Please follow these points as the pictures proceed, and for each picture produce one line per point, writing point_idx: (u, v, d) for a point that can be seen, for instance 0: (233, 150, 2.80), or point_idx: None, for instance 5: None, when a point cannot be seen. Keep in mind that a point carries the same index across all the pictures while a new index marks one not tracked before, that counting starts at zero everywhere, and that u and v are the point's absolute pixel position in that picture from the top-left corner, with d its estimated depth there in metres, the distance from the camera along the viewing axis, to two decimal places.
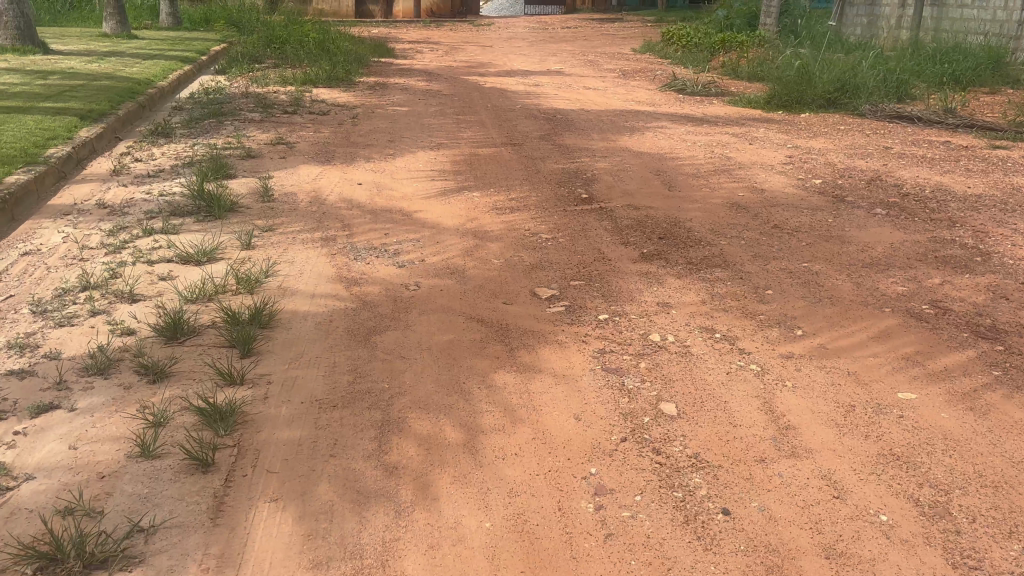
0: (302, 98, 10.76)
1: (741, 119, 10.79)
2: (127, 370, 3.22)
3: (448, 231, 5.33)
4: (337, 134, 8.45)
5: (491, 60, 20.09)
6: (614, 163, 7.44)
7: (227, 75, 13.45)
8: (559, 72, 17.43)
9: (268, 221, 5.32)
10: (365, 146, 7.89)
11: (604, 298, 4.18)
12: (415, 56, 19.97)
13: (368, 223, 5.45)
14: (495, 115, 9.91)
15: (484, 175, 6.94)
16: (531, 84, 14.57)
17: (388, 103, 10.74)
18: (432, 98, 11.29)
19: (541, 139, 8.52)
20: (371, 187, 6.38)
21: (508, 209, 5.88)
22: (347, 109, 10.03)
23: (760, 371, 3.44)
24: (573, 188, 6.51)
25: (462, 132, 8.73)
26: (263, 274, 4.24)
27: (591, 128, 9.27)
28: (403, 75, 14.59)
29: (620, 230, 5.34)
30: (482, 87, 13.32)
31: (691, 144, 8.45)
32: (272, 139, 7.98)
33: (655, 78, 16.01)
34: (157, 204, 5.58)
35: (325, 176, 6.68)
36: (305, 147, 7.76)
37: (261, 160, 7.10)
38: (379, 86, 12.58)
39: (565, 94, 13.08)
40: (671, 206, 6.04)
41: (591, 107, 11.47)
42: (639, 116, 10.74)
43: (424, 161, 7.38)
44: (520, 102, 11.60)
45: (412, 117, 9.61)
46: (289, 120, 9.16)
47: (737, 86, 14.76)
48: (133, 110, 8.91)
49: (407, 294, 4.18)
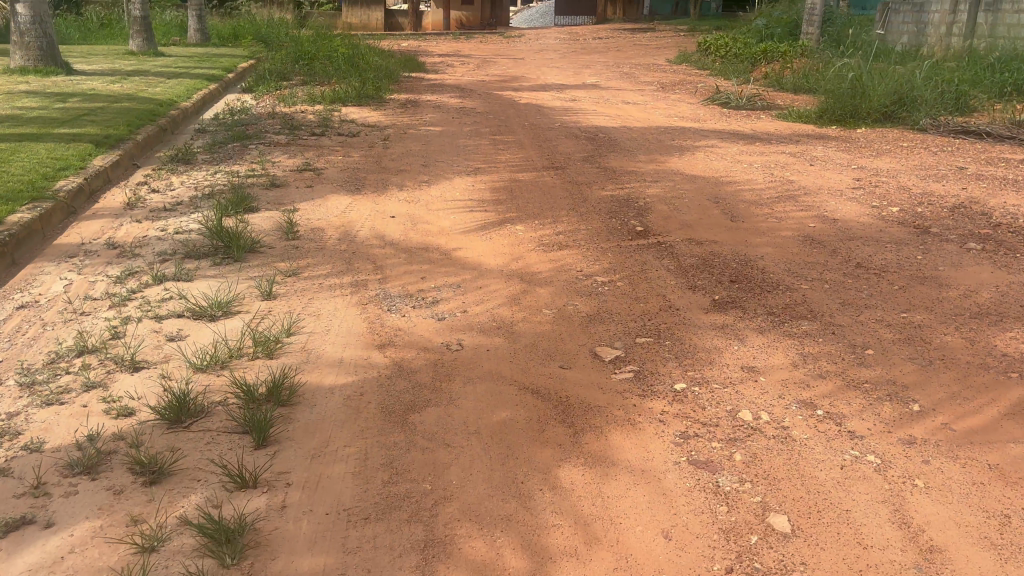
0: (331, 117, 10.30)
1: (794, 136, 10.13)
2: (120, 468, 2.72)
3: (492, 272, 4.77)
4: (367, 158, 7.95)
5: (524, 73, 19.59)
6: (667, 187, 6.84)
7: (254, 93, 13.06)
8: (595, 86, 16.87)
9: (291, 263, 4.81)
10: (396, 172, 7.38)
11: (678, 361, 3.59)
12: (446, 71, 19.53)
13: (402, 263, 4.91)
14: (533, 136, 9.36)
15: (526, 204, 6.38)
16: (567, 99, 14.00)
17: (420, 122, 10.25)
18: (466, 117, 10.77)
19: (584, 161, 7.96)
20: (404, 220, 5.84)
21: (556, 244, 5.31)
22: (378, 130, 9.55)
23: (880, 464, 2.80)
24: (625, 218, 5.93)
25: (500, 154, 8.19)
26: (283, 332, 3.72)
27: (636, 147, 8.67)
28: (435, 91, 14.11)
29: (685, 271, 4.74)
30: (517, 103, 12.79)
31: (747, 165, 7.83)
32: (299, 165, 7.50)
33: (696, 91, 15.38)
34: (170, 244, 5.10)
35: (354, 207, 6.18)
36: (333, 173, 7.28)
37: (286, 189, 6.62)
38: (410, 104, 12.09)
39: (603, 110, 12.50)
40: (736, 240, 5.43)
41: (633, 124, 10.88)
42: (685, 133, 10.13)
43: (461, 188, 6.85)
44: (558, 119, 11.04)
45: (445, 139, 9.09)
46: (317, 143, 8.69)
47: (784, 98, 14.08)
48: (154, 135, 8.49)
49: (448, 355, 3.62)
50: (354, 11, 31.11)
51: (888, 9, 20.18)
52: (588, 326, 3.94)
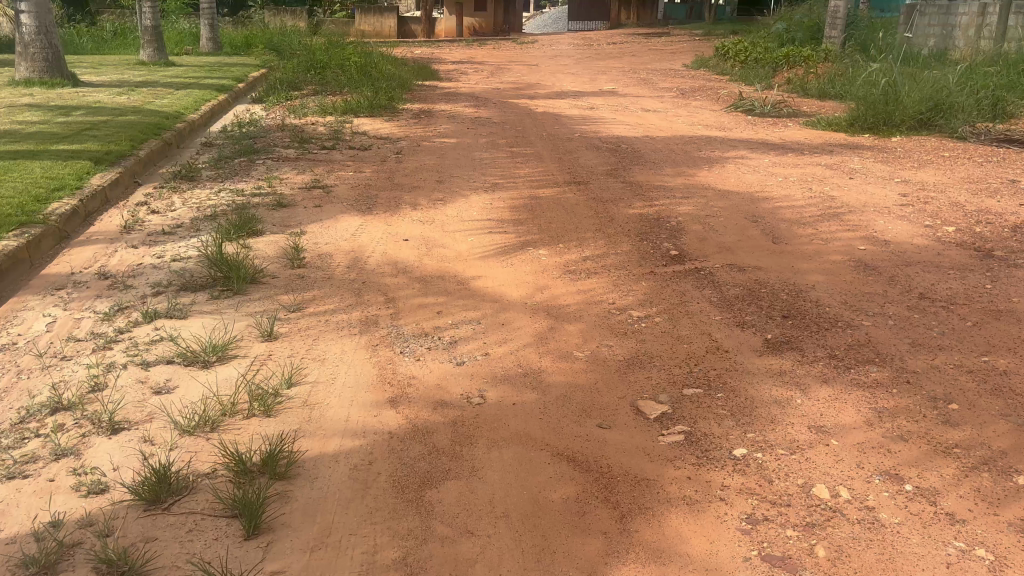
0: (342, 129, 9.88)
1: (827, 145, 9.65)
2: (84, 567, 2.27)
3: (516, 304, 4.32)
4: (379, 174, 7.53)
5: (540, 80, 19.15)
6: (700, 203, 6.37)
7: (264, 104, 12.66)
8: (612, 93, 16.41)
9: (296, 296, 4.36)
10: (410, 189, 6.95)
11: (735, 419, 3.13)
12: (460, 78, 19.12)
13: (418, 294, 4.47)
14: (553, 147, 8.91)
15: (550, 223, 5.93)
16: (585, 107, 13.55)
17: (435, 134, 9.81)
18: (482, 128, 10.33)
19: (608, 175, 7.50)
20: (418, 244, 5.40)
21: (585, 270, 4.86)
22: (390, 142, 9.13)
23: (993, 562, 2.34)
24: (658, 239, 5.47)
25: (518, 168, 7.75)
26: (283, 383, 3.27)
27: (663, 159, 8.21)
28: (449, 100, 13.68)
29: (730, 303, 4.28)
30: (534, 112, 12.35)
31: (782, 179, 7.36)
32: (308, 182, 7.08)
33: (717, 98, 14.89)
34: (166, 274, 4.66)
35: (366, 228, 5.75)
36: (343, 190, 6.85)
37: (293, 208, 6.19)
38: (424, 114, 11.67)
39: (624, 119, 12.04)
40: (782, 266, 4.97)
41: (656, 133, 10.41)
42: (712, 144, 9.65)
43: (479, 206, 6.40)
44: (577, 129, 10.59)
45: (461, 151, 8.65)
46: (327, 157, 8.26)
47: (810, 105, 13.57)
48: (157, 149, 8.08)
49: (470, 410, 3.17)
50: (366, 18, 30.75)
51: (912, 12, 19.65)
52: (627, 372, 3.49)
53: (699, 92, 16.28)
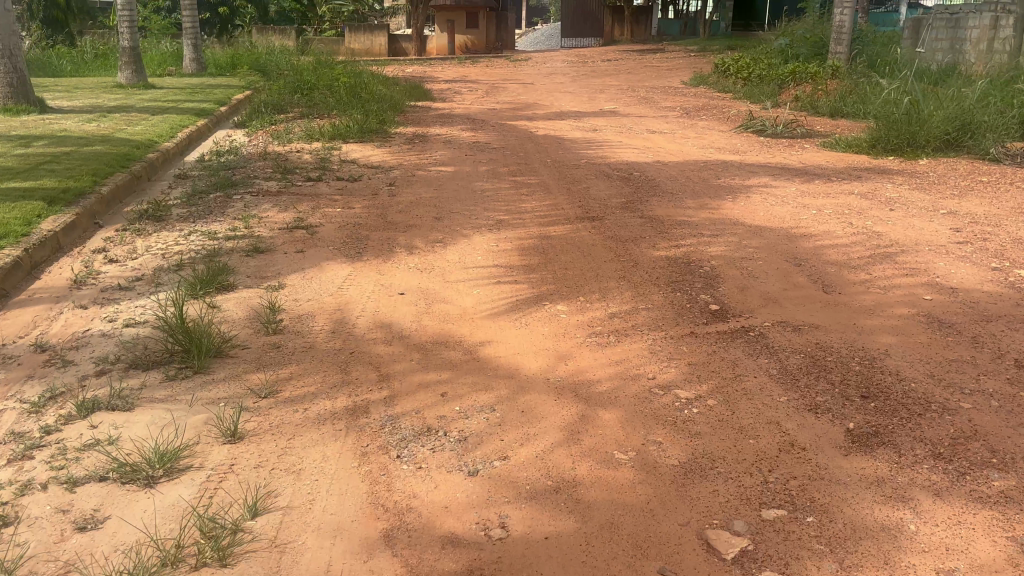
0: (329, 158, 9.17)
1: (852, 169, 8.98)
2: None
3: (535, 381, 3.59)
4: (370, 210, 6.80)
5: (537, 100, 18.53)
6: (732, 242, 5.66)
7: (247, 129, 11.95)
8: (613, 113, 15.75)
9: (269, 376, 3.62)
10: (405, 228, 6.22)
11: (837, 560, 2.38)
12: (455, 99, 18.49)
13: (416, 368, 3.73)
14: (559, 176, 8.22)
15: (564, 268, 5.21)
16: (588, 130, 12.88)
17: (430, 162, 9.10)
18: (481, 154, 9.64)
19: (623, 209, 6.79)
20: (416, 298, 4.67)
21: (613, 332, 4.12)
22: (381, 172, 8.41)
23: None
24: (692, 288, 4.74)
25: (524, 202, 7.03)
26: (246, 513, 2.54)
27: (681, 189, 7.50)
28: (443, 122, 13.01)
29: (794, 376, 3.55)
30: (534, 136, 11.65)
31: (816, 212, 6.65)
32: (290, 221, 6.36)
33: (725, 118, 14.24)
34: (114, 346, 3.93)
35: (354, 278, 5.01)
36: (329, 230, 6.13)
37: (270, 254, 5.47)
38: (418, 139, 10.95)
39: (630, 142, 11.34)
40: (841, 322, 4.25)
41: (668, 158, 9.71)
42: (729, 169, 8.96)
43: (482, 248, 5.67)
44: (583, 154, 9.88)
45: (459, 182, 7.94)
46: (312, 191, 7.54)
47: (823, 125, 12.90)
48: (124, 184, 7.35)
49: (489, 551, 2.42)
50: (357, 36, 30.10)
51: (919, 26, 19.06)
52: (685, 484, 2.75)
53: (704, 112, 15.63)
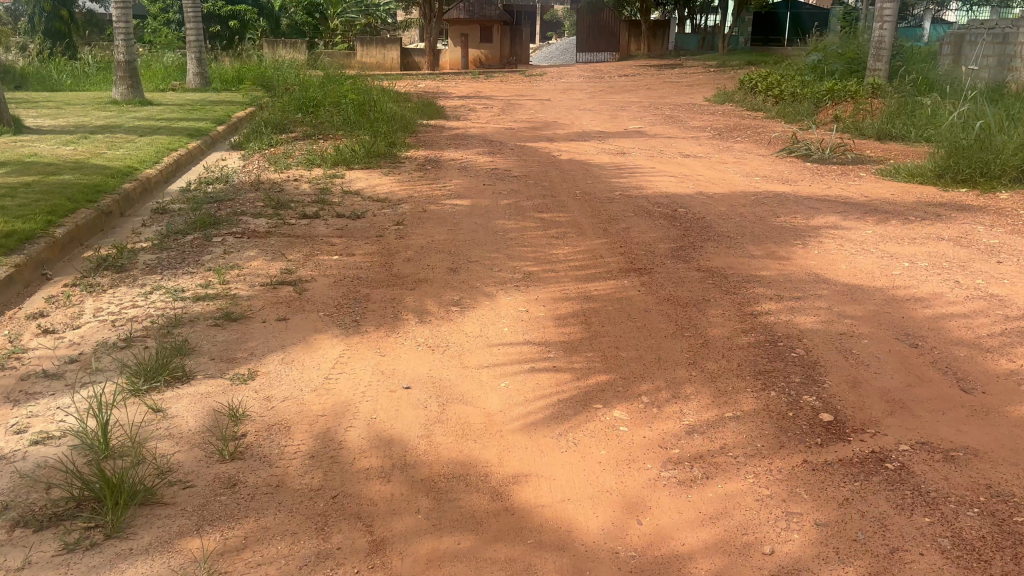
0: (329, 189, 8.11)
1: (926, 204, 7.84)
2: None
3: (597, 556, 2.47)
4: (373, 256, 5.71)
5: (556, 118, 17.49)
6: (820, 309, 4.53)
7: (243, 153, 10.93)
8: (639, 134, 14.68)
9: (213, 544, 2.52)
10: (414, 282, 5.12)
11: None
12: (470, 117, 17.48)
13: (425, 528, 2.62)
14: (593, 212, 7.12)
15: (615, 344, 4.09)
16: (615, 153, 11.81)
17: (443, 192, 8.02)
18: (501, 183, 8.56)
19: (674, 257, 5.67)
20: (427, 393, 3.56)
21: (697, 459, 3.00)
22: (388, 207, 7.33)
23: None
24: (789, 383, 3.61)
25: (555, 247, 5.93)
26: None
27: (737, 232, 6.38)
28: (458, 145, 11.98)
29: (980, 557, 2.43)
30: (558, 160, 10.56)
31: (910, 264, 5.51)
32: (275, 274, 5.28)
33: (762, 141, 13.12)
34: (6, 480, 2.84)
35: (348, 360, 3.91)
36: (320, 286, 5.04)
37: (245, 324, 4.39)
38: (430, 165, 9.89)
39: (664, 168, 10.23)
40: (1007, 444, 3.11)
41: (711, 188, 8.61)
42: (785, 203, 7.84)
43: (508, 312, 4.56)
44: (616, 183, 8.77)
45: (477, 220, 6.85)
46: (308, 231, 6.47)
47: (873, 150, 11.76)
48: (87, 223, 6.30)
49: None
50: (368, 50, 29.17)
51: (961, 42, 17.90)
52: None
53: (737, 133, 14.52)
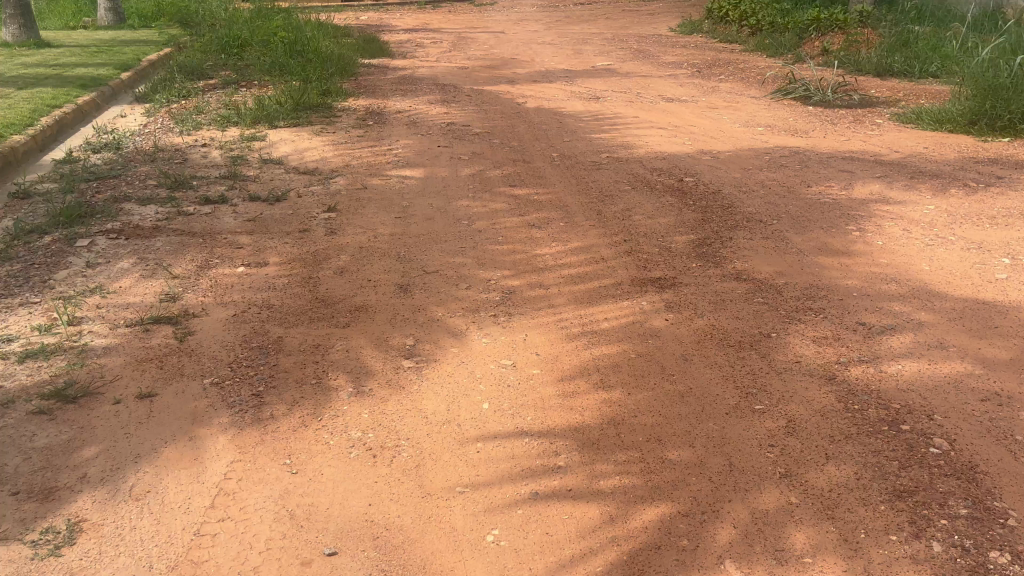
0: (245, 158, 6.52)
1: (975, 162, 6.53)
2: None
3: None
4: (294, 268, 4.19)
5: (515, 55, 15.79)
6: (935, 350, 3.16)
7: (147, 106, 9.16)
8: (611, 73, 13.14)
9: None
10: (348, 313, 3.64)
11: None
12: (419, 54, 15.71)
13: None
14: (580, 187, 5.67)
15: (656, 433, 2.68)
16: (589, 98, 10.30)
17: (389, 160, 6.45)
18: (461, 144, 7.04)
19: (700, 259, 4.25)
20: (369, 570, 2.13)
21: None
22: (316, 184, 5.75)
23: None
24: (954, 518, 2.24)
25: (539, 248, 4.46)
26: None
27: (769, 213, 4.97)
28: (407, 90, 10.34)
29: None
30: (525, 111, 9.00)
31: (1010, 258, 4.18)
32: (152, 304, 3.76)
33: (750, 81, 11.66)
34: None
35: (240, 489, 2.44)
36: (212, 326, 3.52)
37: (86, 409, 2.87)
38: (374, 119, 8.28)
39: (650, 119, 8.75)
40: None
41: (712, 146, 7.20)
42: (808, 164, 6.45)
43: (487, 369, 3.11)
44: (598, 141, 7.28)
45: (434, 204, 5.35)
46: (210, 225, 4.89)
47: (878, 90, 10.41)
48: None
49: None
50: None
51: None
52: None
53: (719, 71, 13.03)
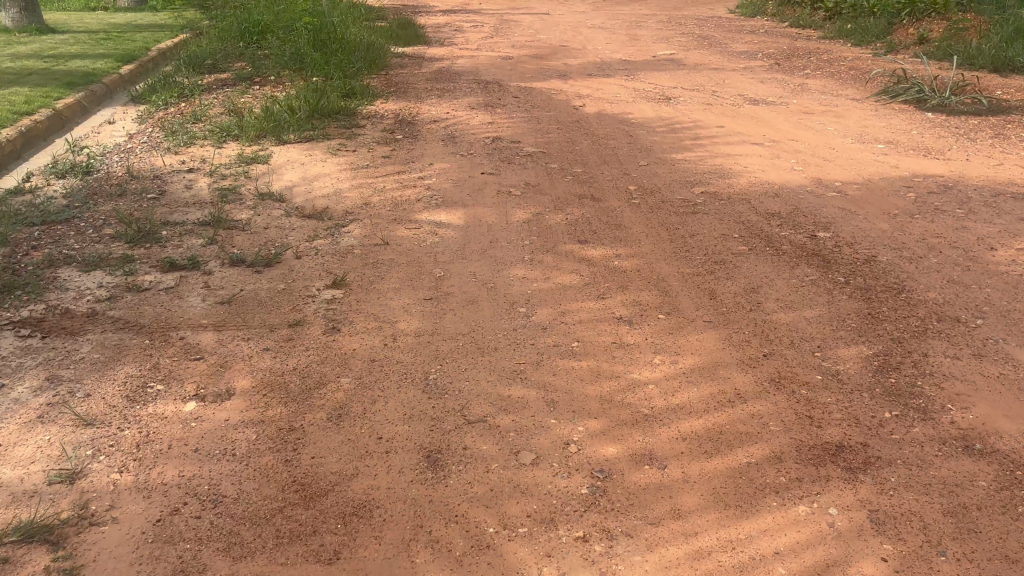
0: (236, 192, 5.13)
1: None
2: None
3: None
4: (269, 408, 2.78)
5: (565, 41, 14.24)
6: None
7: (139, 110, 7.80)
8: (677, 64, 11.56)
9: None
10: (342, 524, 2.22)
11: None
12: (459, 40, 14.23)
13: None
14: (675, 246, 4.20)
15: None
16: (657, 98, 8.79)
17: (419, 201, 5.05)
18: (510, 172, 5.60)
19: (892, 401, 2.76)
20: None
21: None
22: (322, 241, 4.34)
23: None
24: None
25: (636, 368, 3.00)
26: None
27: (962, 303, 3.45)
28: (445, 88, 8.90)
29: None
30: (584, 117, 7.51)
31: None
32: (33, 486, 2.36)
33: (842, 77, 10.03)
34: None
35: None
36: (115, 554, 2.12)
37: None
38: (403, 130, 6.87)
39: (738, 129, 7.21)
40: None
41: (828, 175, 5.68)
42: (969, 205, 4.91)
43: None
44: (683, 167, 5.78)
45: (478, 274, 3.91)
46: (165, 312, 3.49)
47: (1005, 90, 8.76)
48: None
49: None
50: None
51: None
52: None
53: (800, 63, 11.39)
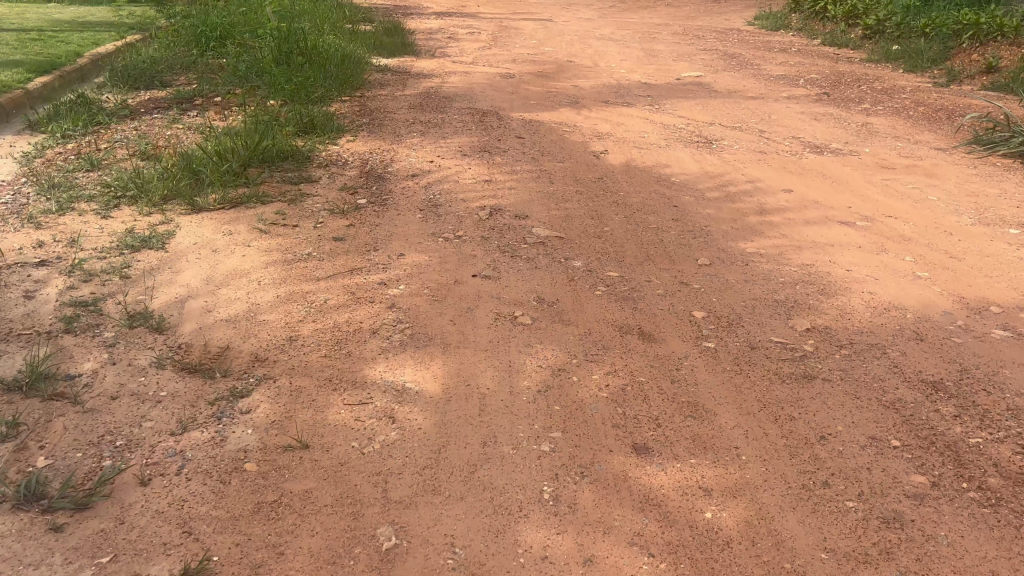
0: (94, 311, 3.35)
1: None
2: None
3: None
4: None
5: (574, 55, 12.48)
6: None
7: (28, 144, 5.99)
8: (707, 90, 9.82)
9: None
10: None
11: None
12: (452, 51, 12.44)
13: None
14: (799, 467, 2.47)
15: None
16: (694, 141, 7.04)
17: (374, 333, 3.29)
18: (513, 277, 3.86)
19: None
20: None
21: None
22: (197, 436, 2.58)
23: None
24: None
25: None
26: None
27: None
28: (430, 120, 7.13)
29: None
30: (609, 173, 5.76)
31: None
32: None
33: (912, 117, 8.28)
34: None
35: None
36: None
37: None
38: (368, 191, 5.12)
39: (812, 197, 5.47)
40: None
41: (972, 289, 3.94)
42: None
43: None
44: (763, 272, 4.04)
45: (459, 540, 2.16)
46: None
47: None
48: None
49: None
50: None
51: None
52: None
53: (854, 94, 9.63)
